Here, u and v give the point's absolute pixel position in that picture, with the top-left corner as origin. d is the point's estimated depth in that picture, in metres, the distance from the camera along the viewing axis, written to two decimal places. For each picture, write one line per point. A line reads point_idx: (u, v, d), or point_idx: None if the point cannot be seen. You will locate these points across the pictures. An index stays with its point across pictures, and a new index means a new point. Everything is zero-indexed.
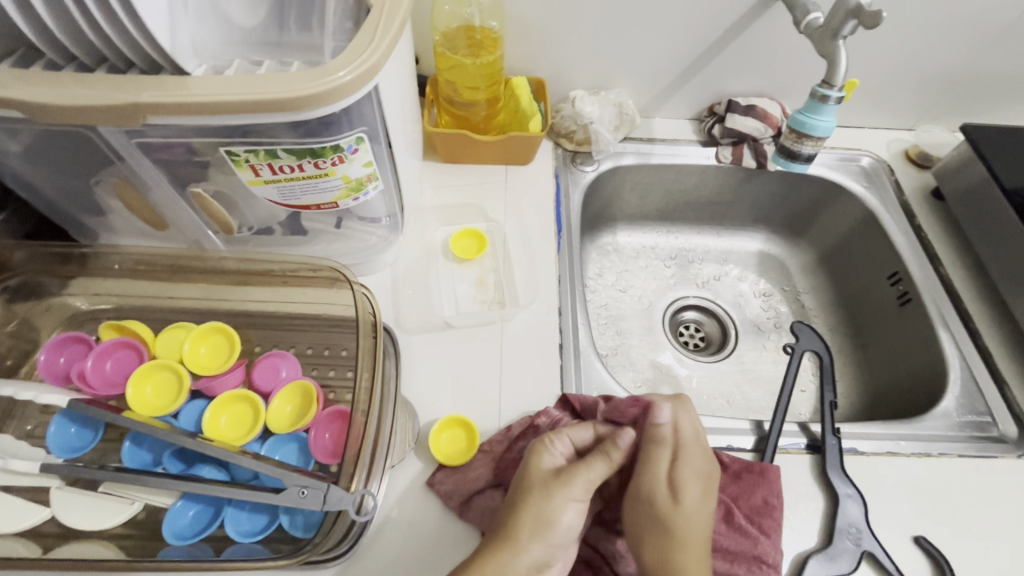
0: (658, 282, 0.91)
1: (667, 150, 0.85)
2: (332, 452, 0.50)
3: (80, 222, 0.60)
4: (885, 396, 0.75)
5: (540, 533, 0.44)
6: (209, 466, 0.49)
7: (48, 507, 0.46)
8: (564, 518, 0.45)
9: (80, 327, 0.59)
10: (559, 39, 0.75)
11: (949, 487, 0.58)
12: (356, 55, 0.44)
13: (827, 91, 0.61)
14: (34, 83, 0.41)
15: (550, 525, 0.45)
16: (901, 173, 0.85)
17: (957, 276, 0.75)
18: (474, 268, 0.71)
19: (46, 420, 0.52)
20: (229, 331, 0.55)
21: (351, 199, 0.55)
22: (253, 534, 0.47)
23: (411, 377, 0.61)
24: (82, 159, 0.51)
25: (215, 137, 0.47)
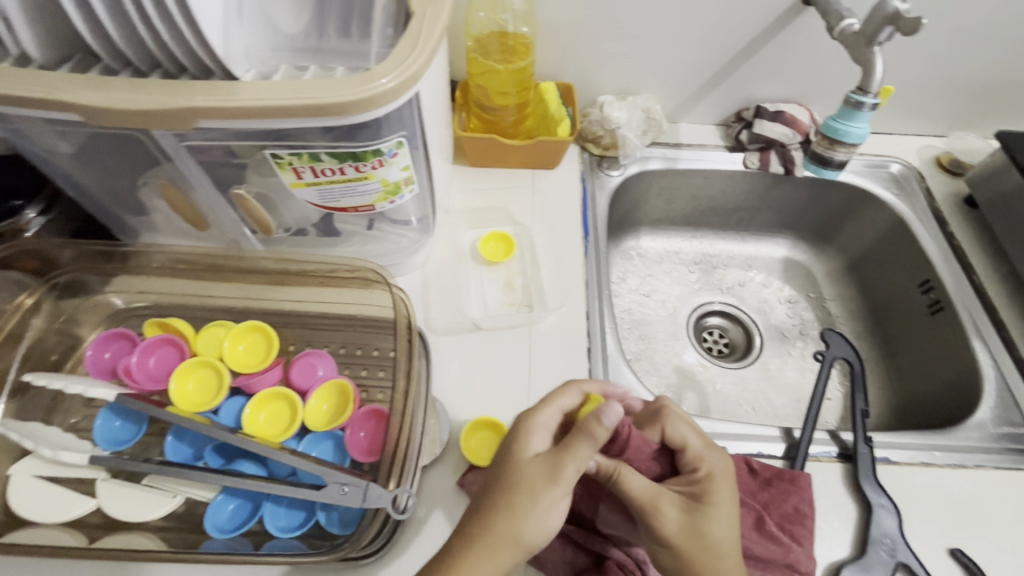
0: (681, 287, 0.91)
1: (693, 155, 0.85)
2: (367, 450, 0.51)
3: (123, 221, 0.62)
4: (915, 405, 0.74)
5: (522, 538, 0.41)
6: (248, 462, 0.50)
7: (94, 498, 0.48)
8: (549, 521, 0.42)
9: (121, 324, 0.60)
10: (588, 45, 0.76)
11: (985, 499, 0.57)
12: (399, 61, 0.44)
13: (862, 97, 0.61)
14: (92, 87, 0.42)
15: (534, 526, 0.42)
16: (932, 180, 0.84)
17: (991, 285, 0.74)
18: (502, 271, 0.71)
19: (90, 414, 0.54)
20: (267, 330, 0.57)
21: (387, 202, 0.56)
22: (291, 529, 0.48)
23: (440, 378, 0.61)
24: (130, 161, 0.52)
25: (260, 141, 0.48)
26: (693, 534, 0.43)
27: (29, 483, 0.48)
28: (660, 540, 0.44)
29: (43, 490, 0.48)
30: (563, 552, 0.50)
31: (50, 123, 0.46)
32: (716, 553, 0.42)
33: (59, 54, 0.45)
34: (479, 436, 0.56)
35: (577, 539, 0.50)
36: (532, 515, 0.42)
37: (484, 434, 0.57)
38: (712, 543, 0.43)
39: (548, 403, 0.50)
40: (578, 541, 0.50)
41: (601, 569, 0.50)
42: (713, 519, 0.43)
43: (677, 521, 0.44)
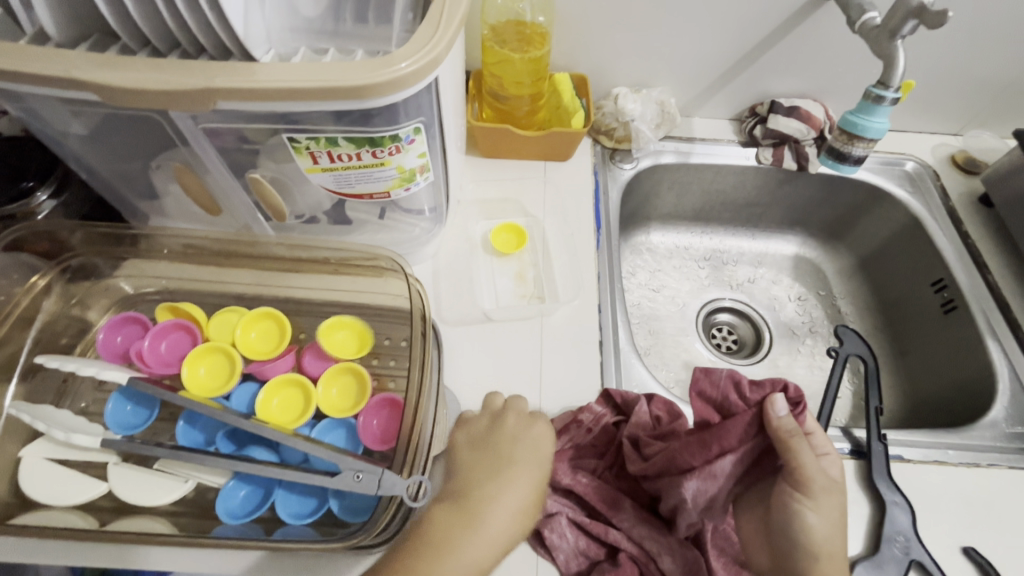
0: (692, 283, 0.90)
1: (706, 150, 0.84)
2: (382, 439, 0.51)
3: (134, 205, 0.61)
4: (927, 404, 0.73)
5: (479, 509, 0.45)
6: (261, 448, 0.49)
7: (106, 482, 0.48)
8: (503, 503, 0.46)
9: (132, 308, 0.60)
10: (604, 36, 0.75)
11: (999, 499, 0.57)
12: (420, 45, 0.44)
13: (883, 92, 0.60)
14: (110, 66, 0.41)
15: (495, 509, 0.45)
16: (946, 178, 0.83)
17: (1006, 285, 0.73)
18: (514, 262, 0.71)
19: (101, 399, 0.53)
20: (279, 316, 0.56)
21: (402, 190, 0.55)
22: (302, 516, 0.47)
23: (451, 368, 0.61)
24: (146, 143, 0.52)
25: (277, 124, 0.47)
26: (825, 509, 0.46)
27: (41, 466, 0.48)
28: (814, 509, 0.46)
29: (55, 472, 0.48)
30: (576, 543, 0.50)
31: (66, 102, 0.45)
32: (834, 522, 0.46)
33: (76, 33, 0.44)
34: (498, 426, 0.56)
35: (589, 530, 0.50)
36: (496, 493, 0.46)
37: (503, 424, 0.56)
38: (833, 511, 0.46)
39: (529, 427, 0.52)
40: (590, 531, 0.50)
41: (615, 561, 0.49)
42: (822, 507, 0.46)
43: (825, 497, 0.46)
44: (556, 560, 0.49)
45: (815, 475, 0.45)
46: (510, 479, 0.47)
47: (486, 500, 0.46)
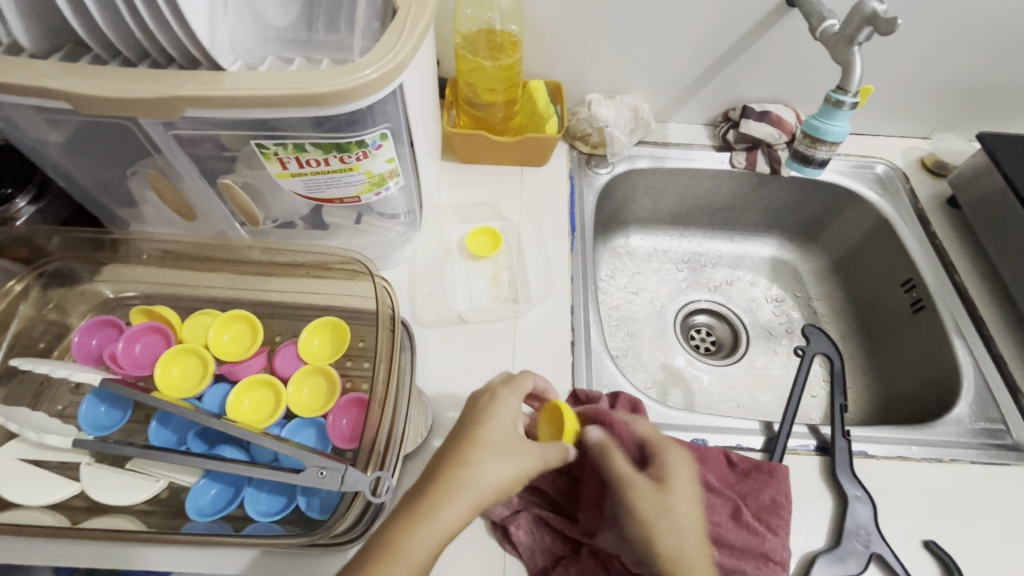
0: (669, 286, 0.92)
1: (681, 155, 0.86)
2: (349, 437, 0.52)
3: (112, 212, 0.63)
4: (897, 401, 0.75)
5: (457, 475, 0.41)
6: (232, 447, 0.50)
7: (78, 482, 0.48)
8: (482, 465, 0.42)
9: (110, 313, 0.61)
10: (577, 44, 0.77)
11: (961, 494, 0.58)
12: (382, 54, 0.45)
13: (842, 96, 0.62)
14: (79, 76, 0.43)
15: (479, 472, 0.41)
16: (916, 181, 0.85)
17: (972, 284, 0.75)
18: (489, 265, 0.72)
19: (76, 402, 0.54)
20: (252, 319, 0.58)
21: (373, 194, 0.57)
22: (270, 514, 0.48)
23: (425, 370, 0.62)
24: (120, 151, 0.53)
25: (247, 131, 0.49)
26: (669, 516, 0.45)
27: (13, 467, 0.48)
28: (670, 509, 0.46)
29: (25, 473, 0.48)
30: (542, 539, 0.51)
31: (41, 111, 0.47)
32: (683, 528, 0.45)
33: (48, 43, 0.46)
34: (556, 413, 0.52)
35: (555, 526, 0.51)
36: (470, 460, 0.42)
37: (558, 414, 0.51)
38: (676, 516, 0.45)
39: (493, 395, 0.47)
40: (556, 527, 0.51)
41: (578, 555, 0.50)
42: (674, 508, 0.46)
43: (667, 504, 0.46)
44: (522, 556, 0.50)
45: (673, 473, 0.47)
46: (480, 439, 0.43)
47: (465, 462, 0.42)
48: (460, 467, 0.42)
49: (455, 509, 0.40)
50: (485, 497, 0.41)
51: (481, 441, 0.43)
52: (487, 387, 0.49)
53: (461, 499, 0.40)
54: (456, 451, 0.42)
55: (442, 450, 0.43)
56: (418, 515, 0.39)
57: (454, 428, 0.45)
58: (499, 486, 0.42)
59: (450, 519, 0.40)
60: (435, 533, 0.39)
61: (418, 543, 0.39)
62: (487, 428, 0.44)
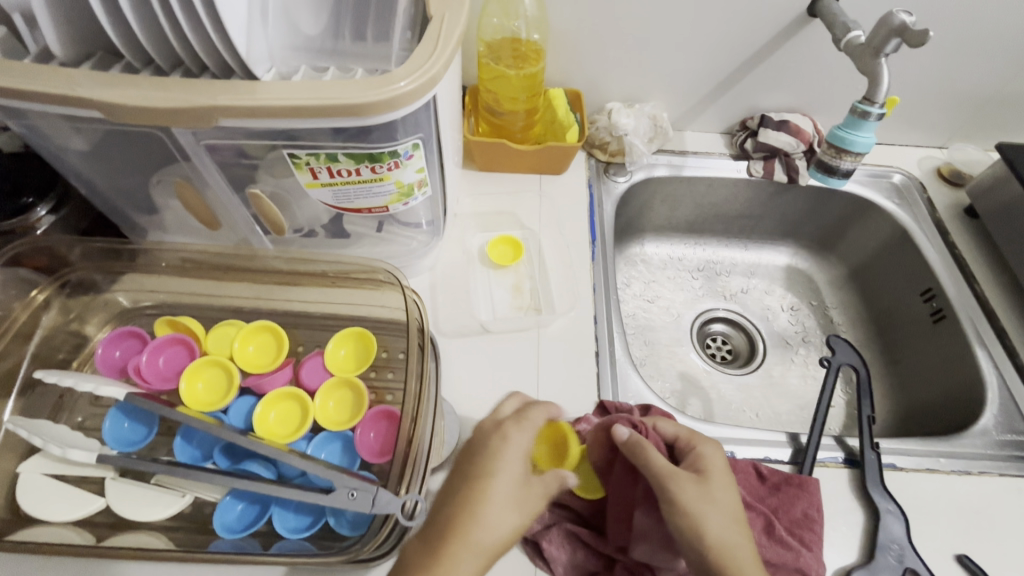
0: (686, 294, 0.91)
1: (698, 163, 0.86)
2: (379, 451, 0.51)
3: (133, 220, 0.62)
4: (920, 412, 0.74)
5: (472, 531, 0.40)
6: (257, 462, 0.48)
7: (102, 497, 0.47)
8: (494, 517, 0.41)
9: (130, 322, 0.60)
10: (598, 53, 0.77)
11: (990, 505, 0.57)
12: (419, 64, 0.45)
13: (869, 107, 0.62)
14: (114, 84, 0.42)
15: (486, 528, 0.40)
16: (933, 190, 0.85)
17: (992, 294, 0.75)
18: (510, 274, 0.72)
19: (97, 413, 0.53)
20: (277, 329, 0.57)
21: (401, 204, 0.56)
22: (300, 530, 0.47)
23: (449, 380, 0.62)
24: (146, 159, 0.53)
25: (278, 141, 0.48)
26: (714, 502, 0.44)
27: (37, 481, 0.47)
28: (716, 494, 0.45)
29: (50, 488, 0.47)
30: (573, 556, 0.50)
31: (68, 119, 0.46)
32: (717, 520, 0.43)
33: (79, 52, 0.45)
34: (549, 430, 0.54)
35: (586, 542, 0.51)
36: (481, 510, 0.41)
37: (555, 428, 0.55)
38: (722, 505, 0.44)
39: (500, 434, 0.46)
40: (587, 543, 0.51)
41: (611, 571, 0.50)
42: (716, 486, 0.45)
43: (714, 492, 0.45)
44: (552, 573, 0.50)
45: (720, 468, 0.47)
46: (489, 490, 0.42)
47: (471, 517, 0.41)
48: (466, 520, 0.41)
49: (468, 565, 0.39)
50: (498, 546, 0.41)
51: (489, 490, 0.42)
52: (493, 424, 0.47)
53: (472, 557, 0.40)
54: (464, 503, 0.41)
55: (451, 497, 0.43)
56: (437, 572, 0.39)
57: (463, 472, 0.44)
58: (508, 536, 0.41)
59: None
60: None
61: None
62: (498, 475, 0.43)
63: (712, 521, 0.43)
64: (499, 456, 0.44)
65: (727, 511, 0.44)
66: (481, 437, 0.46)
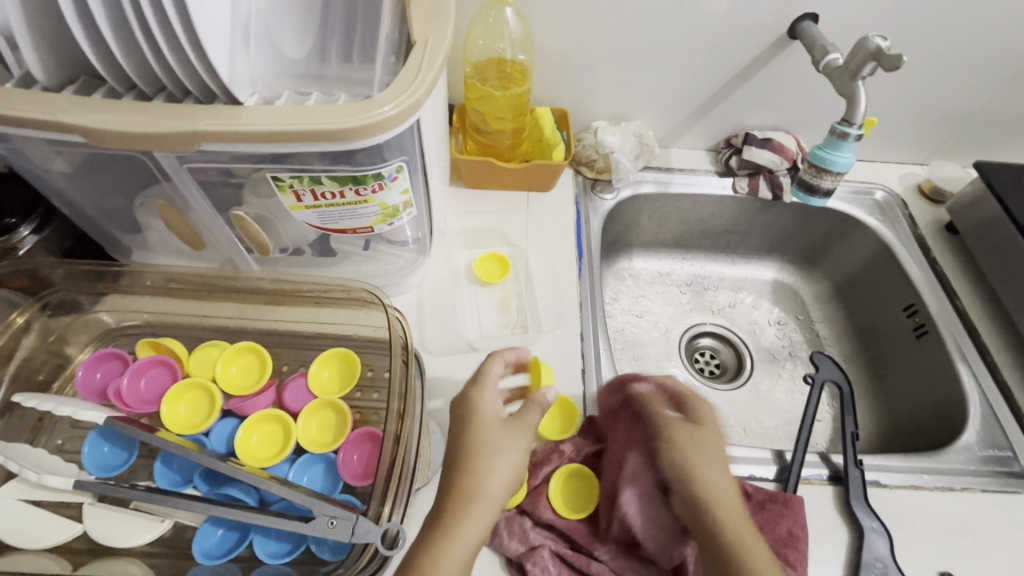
0: (674, 308, 0.92)
1: (684, 180, 0.87)
2: (361, 474, 0.50)
3: (117, 239, 0.62)
4: (905, 427, 0.75)
5: (477, 491, 0.42)
6: (239, 486, 0.48)
7: (79, 523, 0.47)
8: (497, 471, 0.43)
9: (113, 342, 0.60)
10: (584, 72, 0.78)
11: (974, 522, 0.58)
12: (402, 88, 0.45)
13: (847, 128, 0.63)
14: (96, 110, 0.42)
15: (484, 477, 0.42)
16: (914, 207, 0.87)
17: (973, 309, 0.76)
18: (497, 291, 0.72)
19: (76, 436, 0.52)
20: (260, 350, 0.57)
21: (386, 224, 0.56)
22: (280, 555, 0.46)
23: (434, 399, 0.62)
24: (130, 180, 0.53)
25: (261, 164, 0.48)
26: (703, 446, 0.49)
27: (13, 508, 0.47)
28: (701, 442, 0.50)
29: (25, 515, 0.46)
30: None
31: (51, 143, 0.46)
32: (712, 464, 0.48)
33: (62, 76, 0.45)
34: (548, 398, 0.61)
35: (573, 563, 0.51)
36: (482, 468, 0.43)
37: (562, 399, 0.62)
38: (710, 450, 0.49)
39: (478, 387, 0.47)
40: (574, 564, 0.51)
41: None
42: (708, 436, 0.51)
43: (704, 440, 0.50)
44: None
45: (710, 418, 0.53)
46: (478, 441, 0.44)
47: (470, 469, 0.43)
48: (465, 479, 0.42)
49: (477, 522, 0.41)
50: (499, 495, 0.43)
51: (485, 447, 0.44)
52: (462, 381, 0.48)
53: (478, 507, 0.42)
54: (461, 461, 0.43)
55: (448, 458, 0.44)
56: (448, 526, 0.41)
57: (451, 433, 0.46)
58: (506, 483, 0.43)
59: (474, 532, 0.41)
60: (463, 542, 0.40)
61: (446, 557, 0.40)
62: (482, 429, 0.44)
63: (700, 462, 0.48)
64: (476, 413, 0.45)
65: (716, 454, 0.49)
66: (459, 395, 0.47)
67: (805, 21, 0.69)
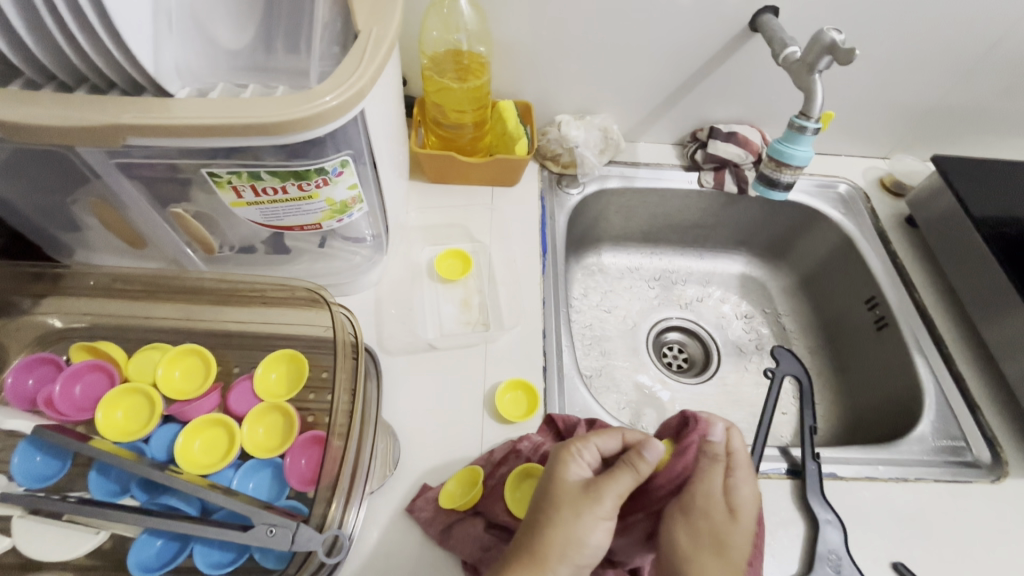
0: (642, 303, 0.92)
1: (651, 175, 0.86)
2: (308, 479, 0.49)
3: (54, 239, 0.59)
4: (866, 418, 0.76)
5: (575, 557, 0.41)
6: (177, 495, 0.46)
7: (8, 536, 0.45)
8: (594, 539, 0.42)
9: (51, 346, 0.57)
10: (546, 66, 0.77)
11: (926, 511, 0.59)
12: (343, 79, 0.44)
13: (805, 122, 0.63)
14: (11, 102, 0.40)
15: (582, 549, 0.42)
16: (876, 200, 0.88)
17: (930, 301, 0.77)
18: (459, 288, 0.71)
19: (9, 445, 0.49)
20: (204, 352, 0.55)
21: (335, 220, 0.55)
22: (222, 565, 0.44)
23: (392, 398, 0.60)
24: (60, 177, 0.50)
25: (197, 158, 0.46)
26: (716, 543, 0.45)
27: None
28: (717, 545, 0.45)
29: None
30: None
31: None
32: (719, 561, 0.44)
33: None
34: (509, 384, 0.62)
35: None
36: (586, 538, 0.42)
37: (521, 378, 0.62)
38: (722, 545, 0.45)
39: (586, 441, 0.47)
40: None
41: None
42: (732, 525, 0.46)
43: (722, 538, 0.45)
44: None
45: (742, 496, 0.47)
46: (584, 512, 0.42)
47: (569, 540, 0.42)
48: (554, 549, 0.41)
49: None
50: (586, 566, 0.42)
51: (596, 515, 0.43)
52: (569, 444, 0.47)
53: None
54: (559, 532, 0.42)
55: (543, 522, 0.43)
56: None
57: (547, 497, 0.44)
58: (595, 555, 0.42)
59: None
60: None
61: None
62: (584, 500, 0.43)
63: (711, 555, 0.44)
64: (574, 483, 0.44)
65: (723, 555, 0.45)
66: (564, 460, 0.46)
67: (765, 15, 0.69)
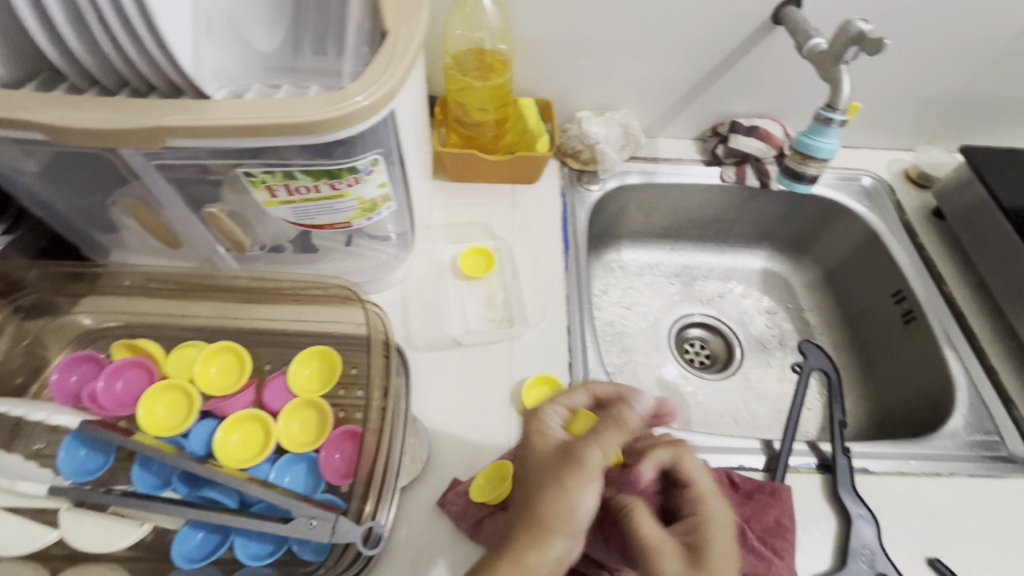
0: (663, 299, 0.91)
1: (671, 170, 0.86)
2: (343, 473, 0.50)
3: (92, 239, 0.60)
4: (895, 414, 0.75)
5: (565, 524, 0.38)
6: (218, 489, 0.47)
7: (55, 529, 0.46)
8: (584, 505, 0.39)
9: (90, 344, 0.59)
10: (567, 63, 0.77)
11: (961, 507, 0.58)
12: (375, 79, 0.44)
13: (831, 114, 0.62)
14: (57, 106, 0.41)
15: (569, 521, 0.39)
16: (902, 193, 0.86)
17: (960, 295, 0.76)
18: (483, 286, 0.71)
19: (55, 440, 0.51)
20: (239, 350, 0.56)
21: (365, 219, 0.55)
22: (262, 556, 0.45)
23: (420, 394, 0.61)
24: (99, 179, 0.52)
25: (233, 159, 0.47)
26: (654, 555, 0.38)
27: None
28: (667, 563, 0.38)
29: None
30: None
31: (15, 142, 0.45)
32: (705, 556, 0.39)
33: (23, 72, 0.44)
34: (534, 378, 0.62)
35: None
36: (574, 502, 0.39)
37: (548, 374, 0.63)
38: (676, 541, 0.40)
39: (603, 449, 0.41)
40: None
41: None
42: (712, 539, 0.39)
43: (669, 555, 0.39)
44: None
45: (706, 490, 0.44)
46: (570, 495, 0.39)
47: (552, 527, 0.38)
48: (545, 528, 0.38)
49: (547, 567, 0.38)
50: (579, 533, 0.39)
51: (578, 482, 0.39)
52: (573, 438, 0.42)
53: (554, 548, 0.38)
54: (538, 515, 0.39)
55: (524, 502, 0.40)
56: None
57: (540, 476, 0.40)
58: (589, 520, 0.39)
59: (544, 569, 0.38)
60: None
61: None
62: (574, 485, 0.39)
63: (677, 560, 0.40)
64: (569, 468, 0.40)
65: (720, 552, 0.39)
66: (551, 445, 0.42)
67: (788, 7, 0.69)
